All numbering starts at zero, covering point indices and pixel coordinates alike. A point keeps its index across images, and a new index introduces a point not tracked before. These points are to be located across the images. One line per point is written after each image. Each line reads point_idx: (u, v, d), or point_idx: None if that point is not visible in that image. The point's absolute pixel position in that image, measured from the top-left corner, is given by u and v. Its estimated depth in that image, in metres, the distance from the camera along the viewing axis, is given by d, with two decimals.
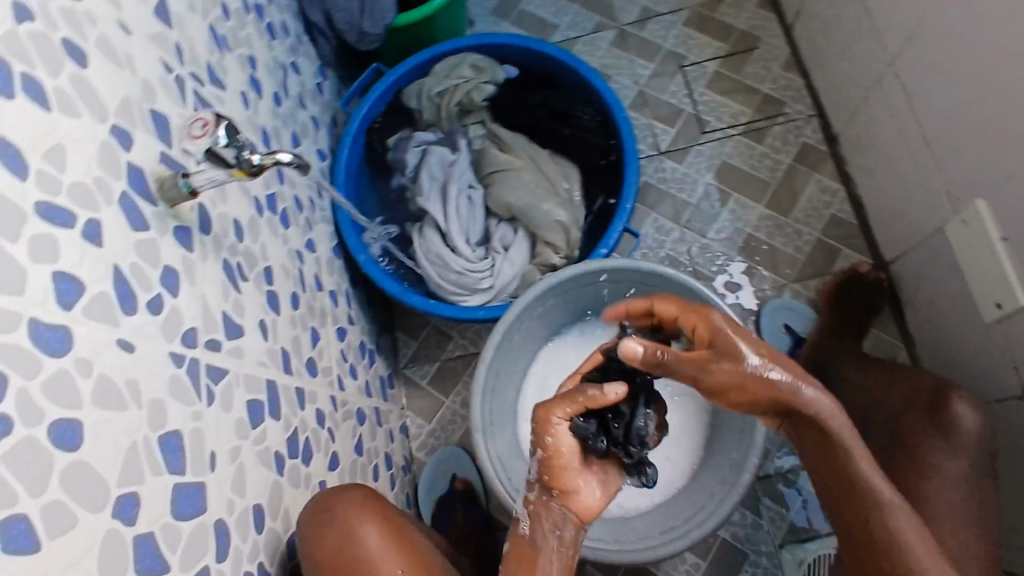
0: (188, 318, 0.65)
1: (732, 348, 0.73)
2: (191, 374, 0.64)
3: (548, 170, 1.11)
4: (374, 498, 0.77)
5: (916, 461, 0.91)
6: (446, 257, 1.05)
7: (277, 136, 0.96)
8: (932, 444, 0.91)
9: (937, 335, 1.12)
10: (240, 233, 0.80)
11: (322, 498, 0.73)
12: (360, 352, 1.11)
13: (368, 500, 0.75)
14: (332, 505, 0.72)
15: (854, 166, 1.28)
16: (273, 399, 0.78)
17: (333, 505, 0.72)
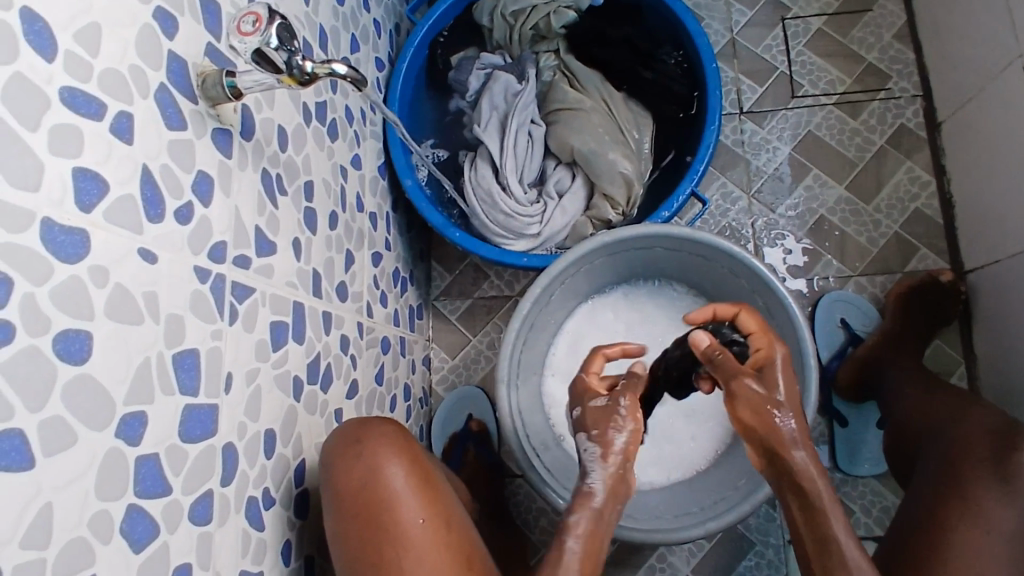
0: (218, 230, 0.61)
1: (772, 382, 0.69)
2: (215, 291, 0.60)
3: (619, 117, 1.02)
4: (408, 442, 0.70)
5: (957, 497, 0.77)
6: (495, 194, 0.99)
7: (336, 38, 0.89)
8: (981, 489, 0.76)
9: (1005, 360, 1.04)
10: (284, 143, 0.74)
11: (353, 430, 0.69)
12: (392, 279, 1.07)
13: (400, 440, 0.69)
14: (361, 440, 0.68)
15: (955, 159, 1.15)
16: (299, 322, 0.75)
17: (361, 440, 0.67)
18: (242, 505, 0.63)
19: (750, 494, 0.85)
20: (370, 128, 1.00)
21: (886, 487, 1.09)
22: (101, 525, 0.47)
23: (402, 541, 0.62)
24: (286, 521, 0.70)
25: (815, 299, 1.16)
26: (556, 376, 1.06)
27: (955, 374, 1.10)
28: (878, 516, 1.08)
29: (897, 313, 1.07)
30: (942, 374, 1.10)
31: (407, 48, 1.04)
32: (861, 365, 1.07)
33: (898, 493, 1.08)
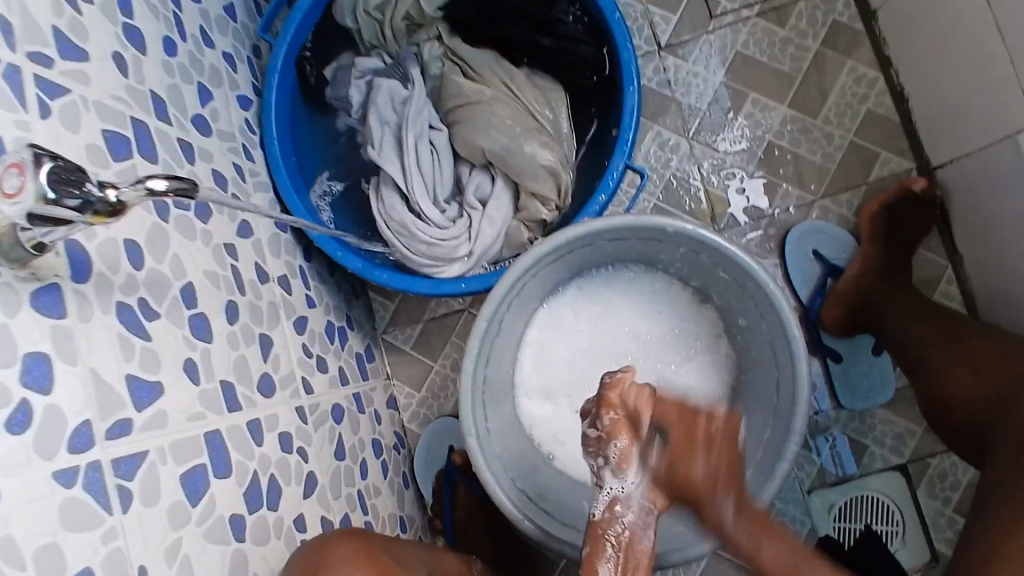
0: (73, 413, 0.50)
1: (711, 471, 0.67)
2: (92, 485, 0.49)
3: (527, 98, 0.89)
4: (368, 551, 0.66)
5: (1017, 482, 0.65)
6: (412, 222, 0.87)
7: (178, 98, 0.74)
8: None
9: (991, 257, 0.96)
10: (140, 259, 0.61)
11: (308, 558, 0.63)
12: (327, 336, 0.96)
13: (361, 555, 0.65)
14: (320, 569, 0.62)
15: (899, 48, 1.05)
16: (219, 453, 0.65)
17: (320, 568, 0.62)
18: None
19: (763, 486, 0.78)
20: (253, 182, 0.87)
21: (893, 413, 1.03)
22: None
23: None
24: None
25: (782, 237, 1.07)
26: (529, 393, 0.98)
27: (942, 281, 1.02)
28: (891, 443, 1.03)
29: (875, 237, 0.99)
30: (928, 284, 1.03)
31: (270, 76, 0.88)
32: (848, 299, 0.98)
33: (907, 416, 1.03)
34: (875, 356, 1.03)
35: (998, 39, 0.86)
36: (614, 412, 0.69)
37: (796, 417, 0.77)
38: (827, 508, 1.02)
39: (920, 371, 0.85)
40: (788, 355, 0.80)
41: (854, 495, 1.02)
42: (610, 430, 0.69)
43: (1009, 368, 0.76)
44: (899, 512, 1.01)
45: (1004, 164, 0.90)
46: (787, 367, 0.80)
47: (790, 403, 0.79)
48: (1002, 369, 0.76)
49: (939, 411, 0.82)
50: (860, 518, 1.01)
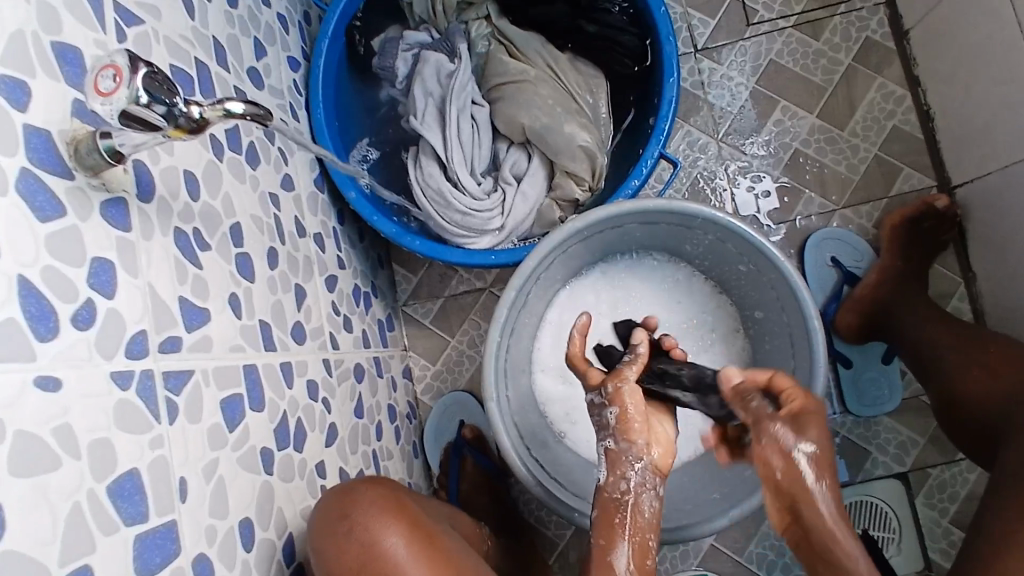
0: (132, 322, 0.52)
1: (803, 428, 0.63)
2: (145, 391, 0.52)
3: (568, 82, 0.92)
4: (397, 498, 0.62)
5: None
6: (448, 192, 0.89)
7: (236, 48, 0.77)
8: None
9: (1005, 274, 0.99)
10: (196, 190, 0.64)
11: (337, 500, 0.61)
12: (354, 298, 0.98)
13: (391, 500, 0.62)
14: (349, 513, 0.60)
15: (928, 68, 1.08)
16: (255, 388, 0.67)
17: (349, 512, 0.60)
18: None
19: None
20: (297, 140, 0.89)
21: (899, 422, 1.05)
22: None
23: None
24: None
25: (802, 242, 1.10)
26: (546, 371, 1.00)
27: (955, 296, 1.05)
28: (895, 451, 1.05)
29: (894, 249, 1.01)
30: (941, 298, 1.06)
31: (321, 40, 0.91)
32: (864, 306, 1.01)
33: (912, 425, 1.05)
34: (884, 364, 1.05)
35: None
36: (616, 380, 0.74)
37: None
38: None
39: (937, 376, 0.87)
40: (806, 347, 0.82)
41: (854, 499, 1.03)
42: (611, 395, 0.73)
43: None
44: (896, 518, 1.02)
45: None
46: (805, 360, 0.82)
47: (805, 395, 0.81)
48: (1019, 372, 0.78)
49: (954, 413, 0.84)
50: (858, 522, 1.03)
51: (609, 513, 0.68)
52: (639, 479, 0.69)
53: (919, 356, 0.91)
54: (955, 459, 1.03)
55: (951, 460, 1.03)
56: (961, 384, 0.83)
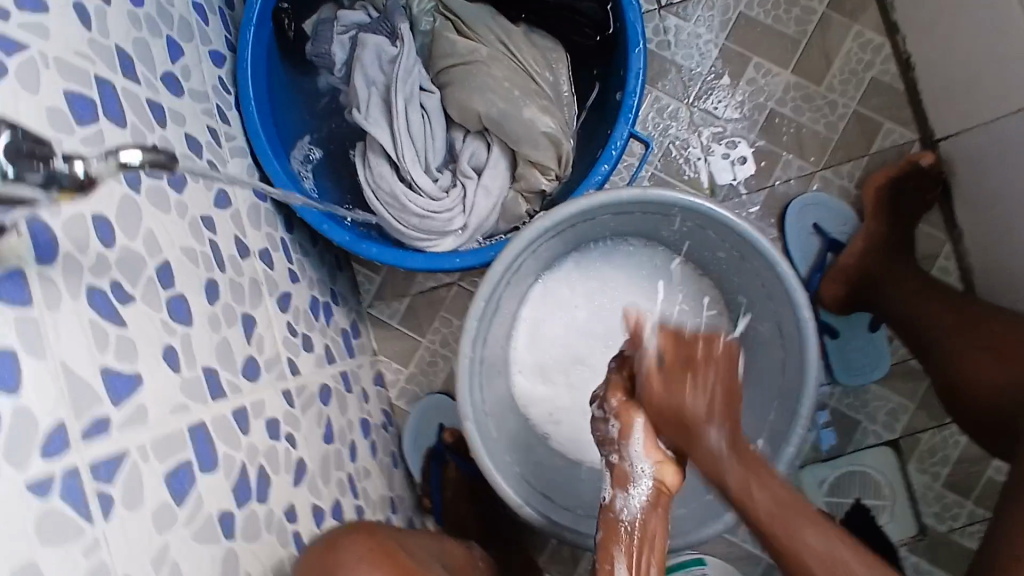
0: (45, 415, 0.44)
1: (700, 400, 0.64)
2: (70, 493, 0.44)
3: (525, 59, 0.83)
4: (382, 548, 0.62)
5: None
6: (402, 193, 0.81)
7: (146, 53, 0.67)
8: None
9: (991, 233, 0.95)
10: (110, 237, 0.55)
11: (321, 550, 0.60)
12: (312, 313, 0.90)
13: (375, 551, 0.61)
14: (334, 564, 0.58)
15: (907, 13, 1.01)
16: (205, 449, 0.60)
17: (334, 564, 0.58)
18: None
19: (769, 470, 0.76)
20: (230, 147, 0.80)
21: (888, 389, 1.03)
22: None
23: None
24: None
25: (781, 210, 1.04)
26: (524, 371, 0.94)
27: (941, 256, 1.01)
28: (885, 418, 1.03)
29: (880, 213, 0.96)
30: (927, 259, 1.01)
31: (245, 29, 0.81)
32: (851, 275, 0.96)
33: (901, 391, 1.03)
34: (872, 331, 1.02)
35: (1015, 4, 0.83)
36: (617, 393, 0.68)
37: (803, 402, 0.75)
38: (819, 482, 1.02)
39: (933, 352, 0.85)
40: (796, 336, 0.77)
41: (845, 469, 1.02)
42: (616, 411, 0.67)
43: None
44: (888, 486, 1.01)
45: (1012, 137, 0.87)
46: (795, 348, 0.78)
47: (799, 386, 0.76)
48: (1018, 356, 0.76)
49: (949, 397, 0.82)
50: (850, 491, 1.02)
51: (613, 535, 0.64)
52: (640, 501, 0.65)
53: (915, 330, 0.88)
54: (945, 423, 1.01)
55: (940, 423, 1.01)
56: (957, 365, 0.81)
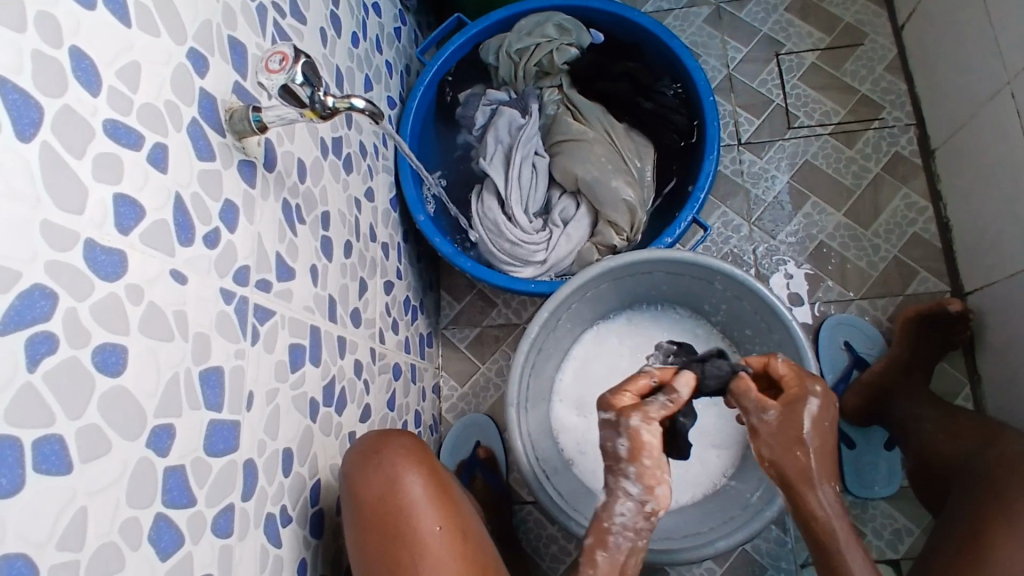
0: (241, 256, 0.64)
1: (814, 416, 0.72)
2: (238, 312, 0.63)
3: (621, 146, 1.06)
4: (424, 452, 0.70)
5: (1001, 510, 0.78)
6: (503, 224, 1.03)
7: (351, 77, 0.94)
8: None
9: (1010, 379, 1.06)
10: (303, 176, 0.78)
11: (373, 441, 0.70)
12: (404, 307, 1.10)
13: (417, 450, 0.70)
14: (380, 450, 0.68)
15: (950, 185, 1.18)
16: (316, 345, 0.78)
17: (380, 449, 0.68)
18: (260, 521, 0.65)
19: (760, 512, 0.87)
20: (383, 162, 1.04)
21: (897, 509, 1.09)
22: (129, 532, 0.49)
23: (419, 551, 0.63)
24: (301, 539, 0.72)
25: (817, 327, 1.18)
26: (563, 401, 1.08)
27: (961, 395, 1.13)
28: (889, 537, 1.08)
29: (905, 342, 1.07)
30: (947, 396, 1.13)
31: (417, 86, 1.08)
32: (869, 390, 1.08)
33: (908, 513, 1.09)
34: (885, 449, 1.11)
35: None
36: (645, 419, 0.74)
37: None
38: None
39: (913, 445, 0.98)
40: None
41: None
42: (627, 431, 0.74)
43: (976, 437, 0.91)
44: None
45: None
46: None
47: None
48: (972, 439, 0.91)
49: (910, 471, 0.97)
50: None
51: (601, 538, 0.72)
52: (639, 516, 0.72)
53: (911, 433, 0.99)
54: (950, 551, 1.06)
55: None
56: (930, 446, 0.95)
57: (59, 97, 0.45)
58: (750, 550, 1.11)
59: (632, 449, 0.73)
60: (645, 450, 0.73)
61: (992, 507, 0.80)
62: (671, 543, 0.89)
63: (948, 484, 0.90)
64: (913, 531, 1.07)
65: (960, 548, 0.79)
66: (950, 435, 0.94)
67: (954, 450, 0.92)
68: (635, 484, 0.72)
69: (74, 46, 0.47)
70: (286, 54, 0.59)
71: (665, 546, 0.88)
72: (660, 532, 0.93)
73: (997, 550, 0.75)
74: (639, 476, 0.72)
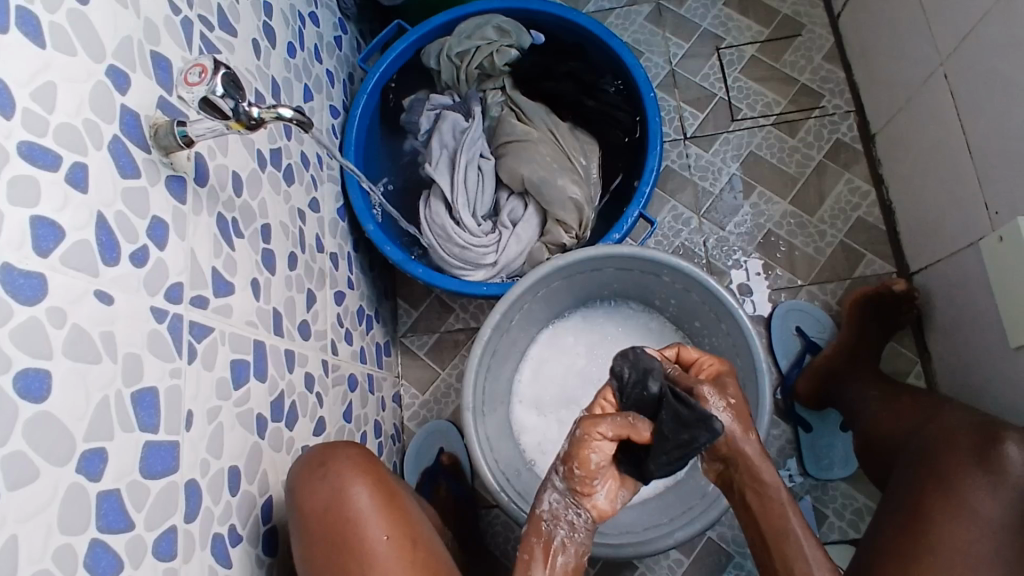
0: (173, 273, 0.63)
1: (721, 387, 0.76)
2: (173, 330, 0.62)
3: (566, 144, 1.07)
4: (371, 461, 0.69)
5: (943, 480, 0.81)
6: (451, 228, 1.03)
7: (289, 88, 0.93)
8: (965, 471, 0.80)
9: (957, 354, 1.09)
10: (240, 189, 0.77)
11: (319, 453, 0.69)
12: (358, 317, 1.09)
13: (364, 459, 0.69)
14: (325, 462, 0.67)
15: (890, 170, 1.21)
16: (260, 360, 0.76)
17: (326, 461, 0.68)
18: (207, 541, 0.64)
19: (716, 499, 0.88)
20: (328, 172, 1.03)
21: (855, 488, 1.12)
22: (62, 561, 0.48)
23: (368, 560, 0.62)
24: (253, 557, 0.71)
25: (769, 314, 1.20)
26: (523, 402, 1.08)
27: (912, 373, 1.16)
28: (850, 517, 1.11)
29: (853, 323, 1.10)
30: (899, 374, 1.16)
31: (360, 94, 1.08)
32: (819, 373, 1.11)
33: (866, 492, 1.11)
34: (840, 431, 1.13)
35: (967, 160, 1.02)
36: (588, 429, 0.70)
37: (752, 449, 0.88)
38: None
39: (864, 424, 1.00)
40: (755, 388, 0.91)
41: None
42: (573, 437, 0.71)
43: (924, 412, 0.93)
44: None
45: (970, 267, 1.04)
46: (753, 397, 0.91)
47: None
48: (919, 414, 0.93)
49: (860, 448, 1.00)
50: None
51: (536, 532, 0.72)
52: (570, 514, 0.72)
53: (863, 413, 1.01)
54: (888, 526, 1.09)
55: None
56: (881, 423, 0.97)
57: None
58: (716, 539, 1.12)
59: (571, 455, 0.71)
60: (582, 462, 0.70)
61: (932, 485, 0.81)
62: (633, 536, 0.89)
63: (896, 460, 0.92)
64: (871, 509, 1.10)
65: (907, 517, 0.81)
66: (897, 411, 0.97)
67: (903, 427, 0.94)
68: (563, 478, 0.73)
69: None
70: (208, 67, 0.59)
71: (625, 540, 0.89)
72: (622, 525, 0.94)
73: (942, 527, 0.77)
74: (570, 476, 0.72)
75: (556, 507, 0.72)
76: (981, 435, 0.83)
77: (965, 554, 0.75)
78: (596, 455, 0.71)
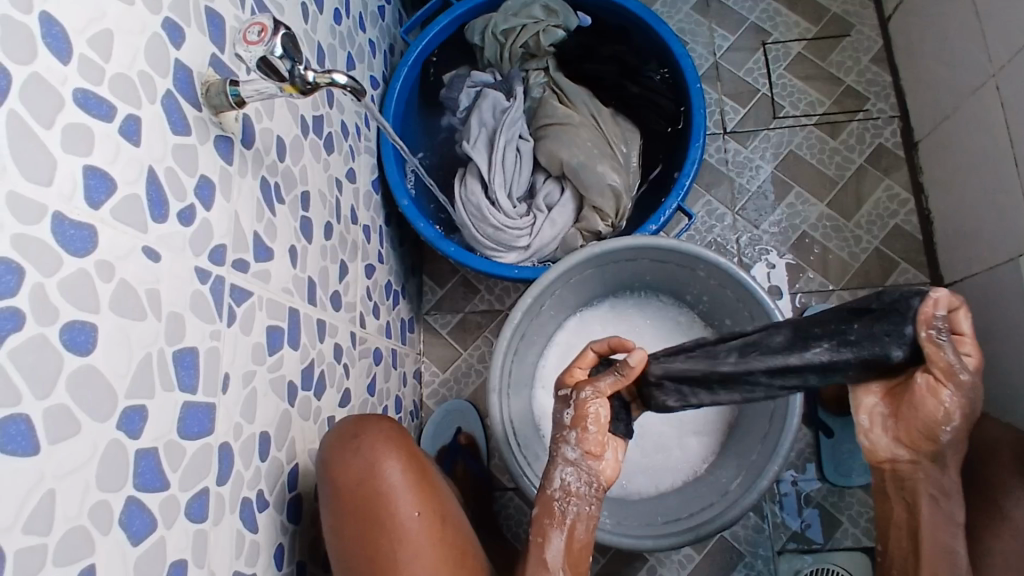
0: (217, 235, 0.62)
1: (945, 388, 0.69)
2: (214, 292, 0.61)
3: (607, 131, 1.05)
4: (403, 437, 0.69)
5: None
6: (486, 208, 1.02)
7: (333, 55, 0.91)
8: None
9: (987, 369, 1.08)
10: (283, 154, 0.76)
11: (351, 425, 0.69)
12: (385, 292, 1.08)
13: (396, 435, 0.69)
14: (359, 435, 0.67)
15: (932, 178, 1.19)
16: (294, 328, 0.76)
17: (358, 434, 0.67)
18: (236, 505, 0.64)
19: (739, 498, 0.88)
20: (365, 143, 1.02)
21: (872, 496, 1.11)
22: (98, 516, 0.47)
23: (399, 536, 0.62)
24: (278, 524, 0.71)
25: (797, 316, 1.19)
26: (545, 388, 1.08)
27: None
28: (865, 525, 1.10)
29: None
30: None
31: (401, 67, 1.06)
32: None
33: None
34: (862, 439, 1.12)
35: (1014, 173, 1.00)
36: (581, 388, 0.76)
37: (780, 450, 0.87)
38: (794, 570, 1.09)
39: None
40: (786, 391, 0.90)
41: (817, 565, 1.08)
42: (576, 401, 0.76)
43: None
44: None
45: (1009, 282, 1.02)
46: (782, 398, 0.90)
47: (777, 436, 0.89)
48: None
49: None
50: None
51: (549, 512, 0.73)
52: (579, 486, 0.74)
53: None
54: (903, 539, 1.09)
55: None
56: None
57: (26, 65, 0.43)
58: (729, 538, 1.12)
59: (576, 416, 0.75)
60: (591, 418, 0.74)
61: None
62: (653, 530, 0.89)
63: None
64: None
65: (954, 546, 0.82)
66: None
67: None
68: (574, 450, 0.74)
69: (43, 12, 0.44)
70: (267, 27, 0.57)
71: (644, 533, 0.88)
72: (640, 518, 0.94)
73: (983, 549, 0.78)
74: (580, 442, 0.74)
75: (568, 481, 0.73)
76: (1011, 452, 0.82)
77: (1006, 569, 0.77)
78: (602, 410, 0.75)
